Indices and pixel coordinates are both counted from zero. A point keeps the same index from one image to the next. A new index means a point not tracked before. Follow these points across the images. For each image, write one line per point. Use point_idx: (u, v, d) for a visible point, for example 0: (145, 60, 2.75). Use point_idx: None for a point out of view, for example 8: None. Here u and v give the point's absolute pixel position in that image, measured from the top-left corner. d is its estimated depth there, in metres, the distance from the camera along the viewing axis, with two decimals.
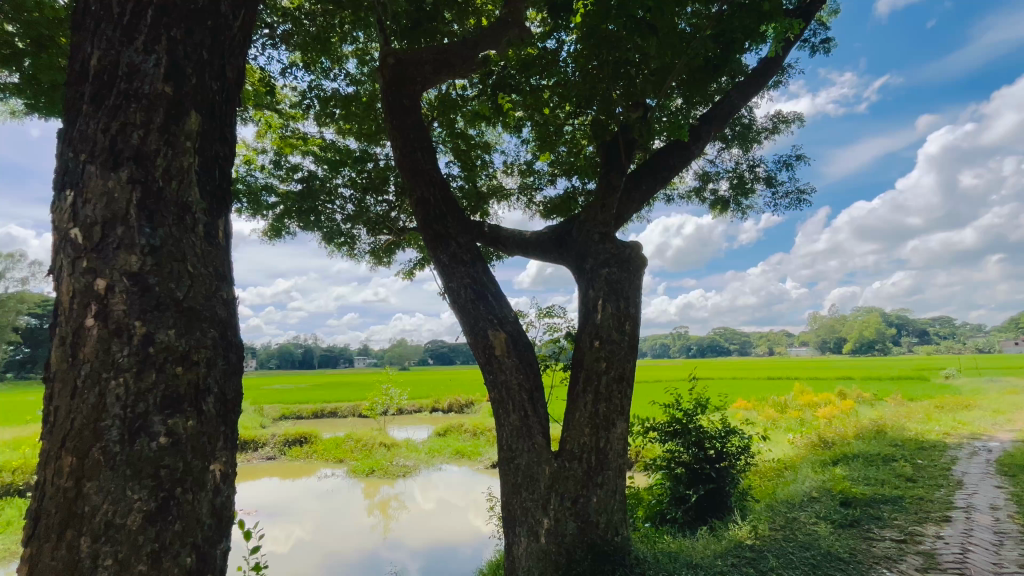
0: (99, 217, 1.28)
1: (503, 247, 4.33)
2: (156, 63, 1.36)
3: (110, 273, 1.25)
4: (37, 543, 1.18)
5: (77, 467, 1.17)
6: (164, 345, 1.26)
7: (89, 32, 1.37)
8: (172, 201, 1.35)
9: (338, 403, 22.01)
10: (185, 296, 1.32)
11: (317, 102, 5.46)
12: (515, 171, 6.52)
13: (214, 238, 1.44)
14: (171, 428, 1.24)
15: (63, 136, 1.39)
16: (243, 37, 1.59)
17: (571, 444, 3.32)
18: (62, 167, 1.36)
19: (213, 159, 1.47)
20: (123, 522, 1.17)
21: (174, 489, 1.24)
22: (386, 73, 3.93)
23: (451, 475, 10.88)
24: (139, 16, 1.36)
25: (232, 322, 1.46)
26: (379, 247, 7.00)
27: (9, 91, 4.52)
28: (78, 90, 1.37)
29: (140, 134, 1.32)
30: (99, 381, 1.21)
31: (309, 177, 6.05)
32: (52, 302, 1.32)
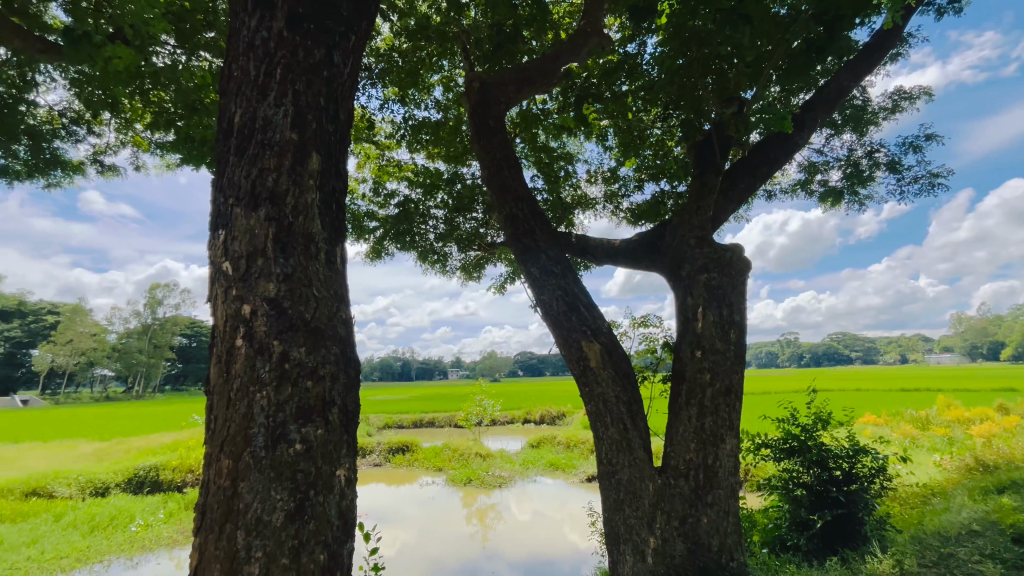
0: (244, 251, 1.47)
1: (592, 257, 4.29)
2: (284, 114, 1.55)
3: (253, 299, 1.44)
4: (203, 534, 1.37)
5: (233, 469, 1.35)
6: (297, 362, 1.42)
7: (232, 94, 1.60)
8: (300, 232, 1.52)
9: (434, 414, 23.00)
10: (313, 316, 1.48)
11: (409, 131, 5.85)
12: (599, 179, 6.47)
13: (333, 264, 1.60)
14: (305, 435, 1.39)
15: (215, 184, 1.63)
16: (352, 82, 1.77)
17: (676, 460, 3.17)
18: (215, 211, 1.59)
19: (331, 193, 1.64)
20: (269, 519, 1.32)
21: (309, 492, 1.37)
22: (473, 97, 4.12)
23: (546, 488, 10.83)
24: (271, 75, 1.56)
25: (351, 339, 1.61)
26: (470, 263, 7.28)
27: (167, 149, 5.42)
28: (225, 144, 1.60)
29: (274, 177, 1.51)
30: (248, 394, 1.39)
31: (404, 201, 6.49)
32: (208, 326, 1.54)
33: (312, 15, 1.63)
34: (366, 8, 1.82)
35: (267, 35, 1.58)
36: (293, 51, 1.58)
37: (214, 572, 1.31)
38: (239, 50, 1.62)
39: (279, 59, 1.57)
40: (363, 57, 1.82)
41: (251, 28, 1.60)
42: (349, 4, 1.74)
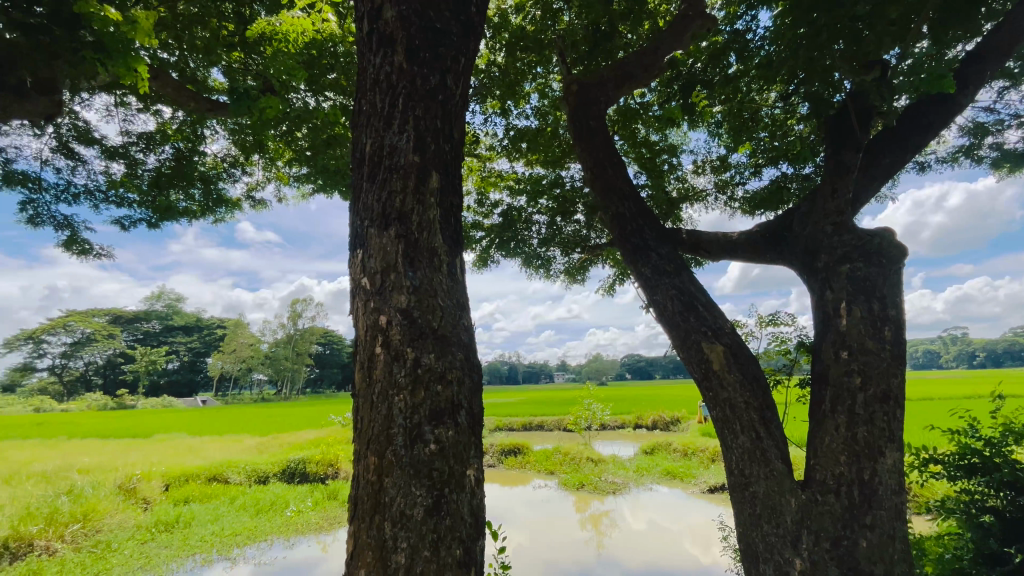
0: (379, 267, 1.62)
1: (707, 252, 4.03)
2: (407, 139, 1.69)
3: (388, 310, 1.57)
4: (356, 524, 1.52)
5: (379, 466, 1.49)
6: (428, 367, 1.53)
7: (363, 127, 1.78)
8: (425, 247, 1.64)
9: (543, 417, 23.21)
10: (439, 325, 1.59)
11: (509, 141, 6.02)
12: (707, 169, 6.08)
13: (455, 275, 1.70)
14: (438, 436, 1.48)
15: (352, 208, 1.82)
16: (463, 101, 1.86)
17: (822, 474, 2.84)
18: (353, 232, 1.78)
19: (450, 208, 1.75)
20: (412, 513, 1.43)
21: (444, 489, 1.46)
22: (571, 100, 4.12)
23: (663, 497, 10.35)
24: (395, 105, 1.71)
25: (474, 345, 1.69)
26: (574, 266, 7.27)
27: (304, 180, 6.21)
28: (358, 172, 1.78)
29: (401, 198, 1.65)
30: (387, 397, 1.52)
31: (507, 210, 6.69)
32: (352, 335, 1.72)
33: (426, 44, 1.75)
34: (474, 30, 1.92)
35: (389, 69, 1.73)
36: (412, 80, 1.72)
37: (367, 558, 1.44)
38: (367, 86, 1.79)
39: (400, 89, 1.71)
40: (472, 76, 1.92)
41: (376, 64, 1.76)
42: (458, 29, 1.84)
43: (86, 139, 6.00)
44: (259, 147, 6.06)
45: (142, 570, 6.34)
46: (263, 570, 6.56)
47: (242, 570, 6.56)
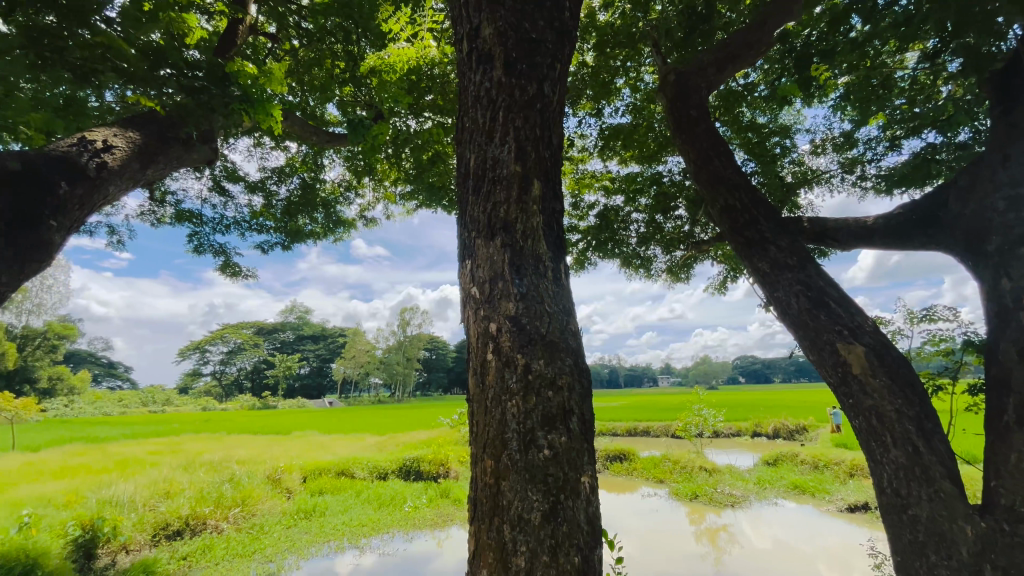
0: (487, 275, 1.68)
1: (834, 241, 3.61)
2: (508, 150, 1.73)
3: (498, 317, 1.62)
4: (476, 524, 1.57)
5: (495, 469, 1.53)
6: (538, 373, 1.55)
7: (467, 143, 1.86)
8: (530, 254, 1.67)
9: (650, 423, 22.32)
10: (547, 330, 1.60)
11: (602, 140, 5.92)
12: (828, 148, 5.47)
13: (560, 281, 1.71)
14: (552, 442, 1.49)
15: (460, 221, 1.90)
16: (559, 107, 1.88)
17: (1008, 499, 2.37)
18: (462, 244, 1.86)
19: (553, 214, 1.77)
20: (529, 518, 1.44)
21: (560, 495, 1.47)
22: (668, 92, 3.94)
23: (790, 513, 9.38)
24: (495, 118, 1.76)
25: (581, 350, 1.69)
26: (677, 264, 6.94)
27: (414, 197, 6.81)
28: (464, 187, 1.86)
29: (505, 208, 1.69)
30: (501, 403, 1.56)
31: (603, 211, 6.57)
32: (464, 342, 1.79)
33: (523, 56, 1.79)
34: (568, 34, 1.92)
35: (489, 85, 1.79)
36: (511, 93, 1.76)
37: (488, 559, 1.48)
38: (468, 103, 1.87)
39: (501, 102, 1.76)
40: (568, 81, 1.92)
41: (476, 82, 1.83)
42: (553, 36, 1.86)
43: (233, 177, 7.02)
44: (370, 171, 6.63)
45: (288, 552, 7.20)
46: (387, 560, 7.08)
47: (369, 558, 7.14)
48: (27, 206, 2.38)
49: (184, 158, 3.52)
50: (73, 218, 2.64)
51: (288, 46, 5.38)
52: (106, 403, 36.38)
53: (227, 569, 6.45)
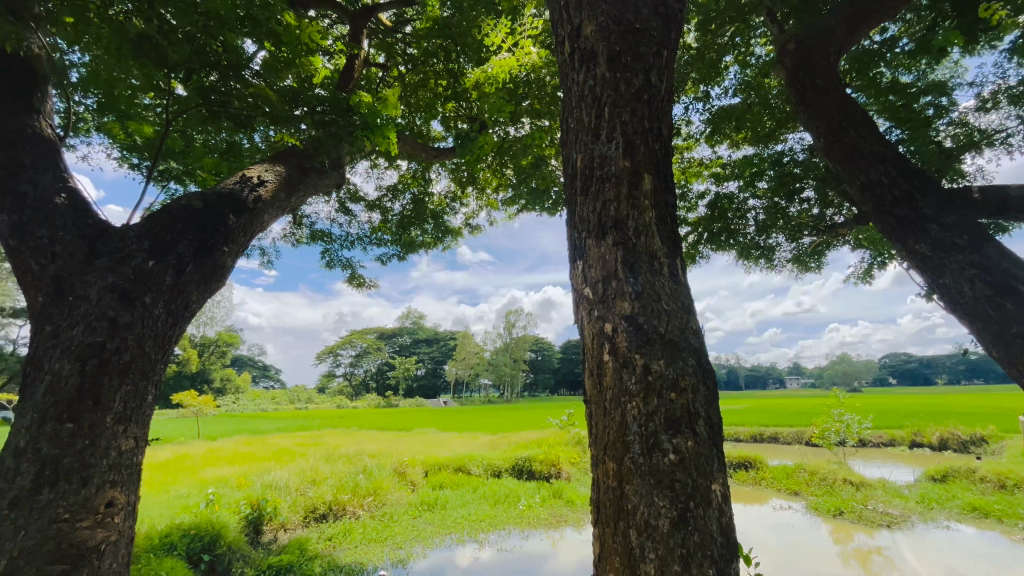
0: (599, 275, 1.65)
1: (1019, 213, 2.98)
2: (616, 146, 1.69)
3: (613, 317, 1.59)
4: (601, 527, 1.55)
5: (618, 472, 1.49)
6: (659, 373, 1.49)
7: (573, 143, 1.85)
8: (644, 251, 1.62)
9: (778, 428, 20.28)
10: (666, 329, 1.54)
11: (709, 126, 5.56)
12: (1001, 101, 4.54)
13: (677, 277, 1.65)
14: (677, 446, 1.43)
15: (568, 222, 1.90)
16: (668, 95, 1.80)
17: None
18: (571, 244, 1.86)
19: (666, 208, 1.70)
20: (657, 524, 1.39)
21: (689, 502, 1.39)
22: (789, 63, 3.71)
23: (967, 539, 7.89)
24: (601, 116, 1.74)
25: (704, 349, 1.61)
26: (805, 251, 6.27)
27: (519, 202, 6.97)
28: (572, 187, 1.85)
29: (615, 206, 1.66)
30: (620, 404, 1.53)
31: (715, 199, 6.14)
32: (579, 343, 1.78)
33: (628, 47, 1.74)
34: (673, 19, 1.84)
35: (592, 83, 1.77)
36: (616, 87, 1.72)
37: (615, 563, 1.45)
38: (572, 104, 1.86)
39: (605, 99, 1.73)
40: (675, 68, 1.84)
41: (579, 81, 1.83)
42: (658, 22, 1.79)
43: (356, 198, 7.79)
44: (474, 181, 6.95)
45: (416, 540, 7.76)
46: (504, 556, 7.29)
47: (487, 552, 7.43)
48: (207, 237, 2.85)
49: (319, 184, 3.94)
50: (239, 244, 3.11)
51: (396, 73, 5.83)
52: (264, 400, 42.45)
53: (365, 553, 7.15)
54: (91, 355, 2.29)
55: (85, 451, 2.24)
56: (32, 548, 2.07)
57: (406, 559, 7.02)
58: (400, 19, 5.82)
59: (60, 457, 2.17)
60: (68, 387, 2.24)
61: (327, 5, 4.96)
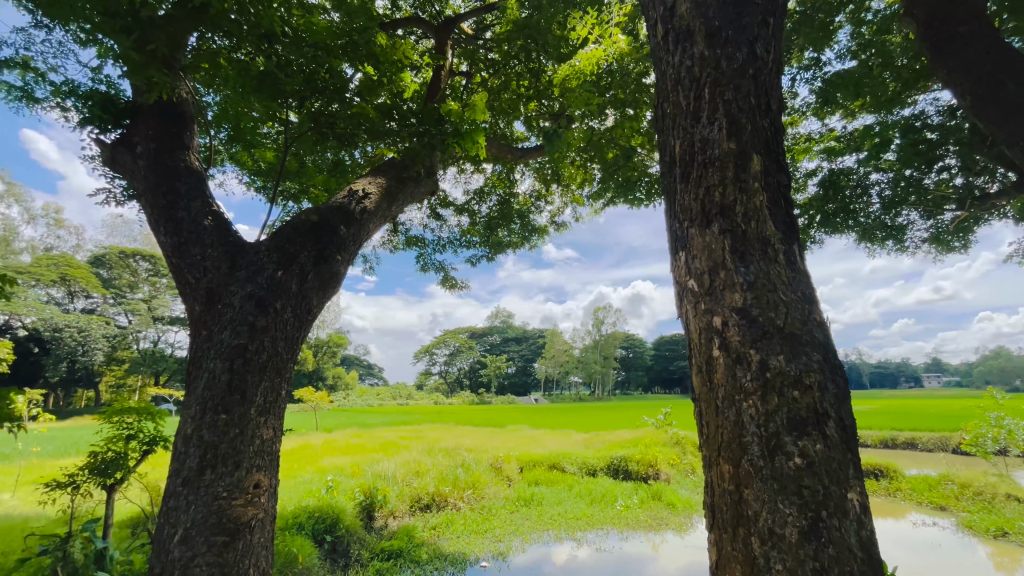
0: (705, 266, 1.56)
1: None
2: (719, 127, 1.59)
3: (723, 310, 1.49)
4: (718, 532, 1.47)
5: (735, 475, 1.40)
6: (778, 370, 1.37)
7: (670, 128, 1.76)
8: (755, 238, 1.50)
9: (916, 433, 17.75)
10: (785, 322, 1.42)
11: (818, 97, 5.02)
12: None
13: (794, 264, 1.51)
14: (804, 449, 1.30)
15: (668, 212, 1.82)
16: (776, 67, 1.66)
17: None
18: (672, 235, 1.79)
19: (778, 189, 1.57)
20: (783, 534, 1.28)
21: (821, 511, 1.26)
22: (919, 16, 3.49)
23: None
24: (701, 97, 1.64)
25: (830, 343, 1.45)
26: (946, 228, 5.44)
27: (606, 195, 6.83)
28: (671, 175, 1.77)
29: (720, 191, 1.56)
30: (734, 403, 1.43)
31: (828, 177, 5.54)
32: (684, 339, 1.70)
33: (729, 21, 1.63)
34: None
35: (690, 63, 1.68)
36: (717, 65, 1.62)
37: (736, 572, 1.36)
38: (667, 88, 1.78)
39: (705, 79, 1.64)
40: (784, 36, 1.69)
41: (675, 63, 1.74)
42: None
43: (446, 204, 8.14)
44: (559, 177, 6.95)
45: (515, 534, 7.93)
46: (603, 556, 7.18)
47: (585, 551, 7.36)
48: (323, 247, 3.14)
49: (416, 193, 4.10)
50: (350, 252, 3.39)
51: (478, 79, 5.99)
52: (370, 396, 45.95)
53: (467, 543, 7.45)
54: (237, 355, 2.64)
55: (236, 438, 2.58)
56: (201, 520, 2.44)
57: (506, 552, 7.19)
58: (481, 26, 5.97)
59: (218, 444, 2.53)
60: (221, 383, 2.60)
61: (413, 22, 5.24)
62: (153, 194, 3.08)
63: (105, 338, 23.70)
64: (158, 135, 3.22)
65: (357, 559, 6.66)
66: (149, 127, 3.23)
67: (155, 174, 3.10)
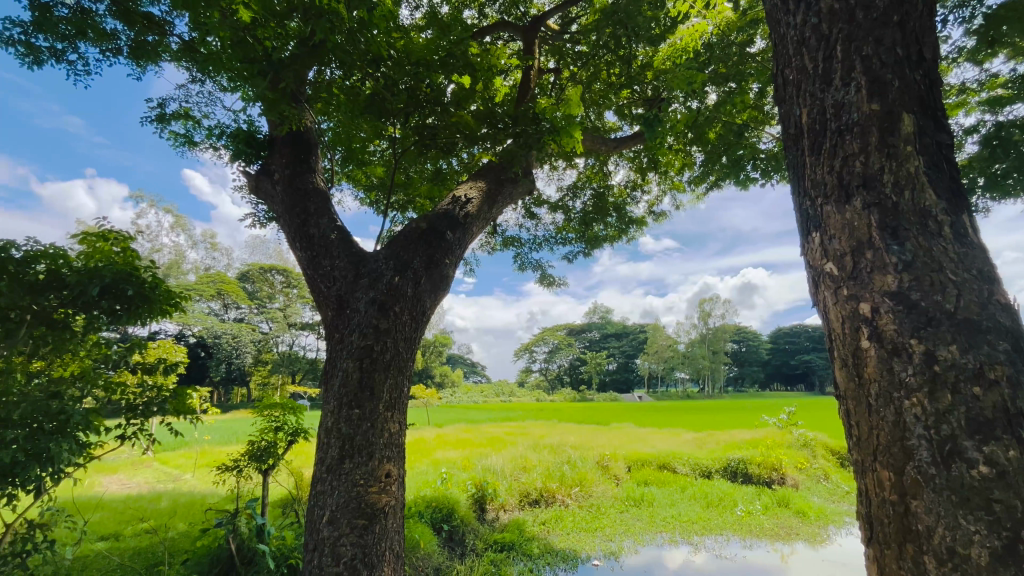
0: (846, 247, 1.39)
1: None
2: (857, 88, 1.40)
3: (872, 296, 1.32)
4: (878, 547, 1.31)
5: (898, 483, 1.24)
6: (950, 363, 1.18)
7: (793, 97, 1.60)
8: (911, 210, 1.30)
9: None
10: (957, 307, 1.21)
11: (974, 38, 4.22)
12: None
13: (965, 237, 1.28)
14: (991, 456, 1.10)
15: (795, 189, 1.65)
16: (926, 10, 1.43)
17: None
18: (801, 215, 1.62)
19: (937, 151, 1.34)
20: (968, 553, 1.10)
21: (1020, 531, 1.06)
22: None
23: None
24: (831, 56, 1.47)
25: (1021, 331, 1.21)
26: None
27: (710, 177, 6.39)
28: (797, 148, 1.60)
29: (862, 160, 1.38)
30: (892, 401, 1.26)
31: (993, 131, 4.64)
32: (823, 329, 1.53)
33: None
34: None
35: (815, 21, 1.51)
36: (850, 17, 1.44)
37: None
38: (788, 52, 1.62)
39: (835, 36, 1.46)
40: None
41: (796, 24, 1.58)
42: None
43: (540, 202, 8.19)
44: (655, 165, 6.67)
45: (626, 535, 7.75)
46: (724, 563, 6.74)
47: (703, 557, 6.96)
48: (433, 253, 3.33)
49: (514, 193, 4.17)
50: (457, 256, 3.55)
51: (567, 74, 5.94)
52: (474, 393, 47.80)
53: (577, 540, 7.43)
54: (366, 355, 2.90)
55: (369, 431, 2.83)
56: (344, 504, 2.72)
57: (618, 552, 7.07)
58: (566, 19, 5.91)
59: (354, 435, 2.81)
60: (354, 380, 2.87)
61: (501, 27, 5.34)
62: (290, 214, 3.49)
63: (252, 343, 27.48)
64: (291, 162, 3.65)
65: (472, 548, 6.92)
66: (283, 156, 3.66)
67: (290, 197, 3.51)
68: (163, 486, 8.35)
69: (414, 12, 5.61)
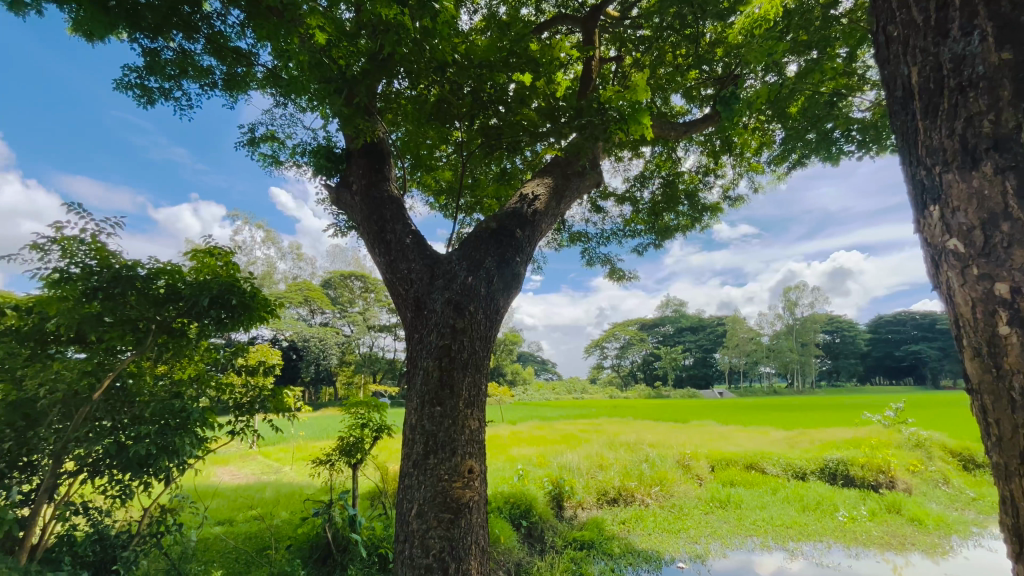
0: (975, 220, 1.23)
1: None
2: (981, 38, 1.22)
3: (1011, 274, 1.15)
4: None
5: None
6: None
7: (899, 56, 1.44)
8: None
9: None
10: None
11: None
12: None
13: None
14: None
15: (905, 159, 1.49)
16: None
17: None
18: (915, 187, 1.45)
19: None
20: None
21: None
22: None
23: None
24: (946, 5, 1.30)
25: None
26: None
27: (795, 154, 5.88)
28: (907, 113, 1.44)
29: (991, 119, 1.20)
30: None
31: None
32: (949, 314, 1.36)
33: None
34: None
35: None
36: None
37: None
38: (891, 7, 1.46)
39: None
40: None
41: None
42: None
43: (606, 195, 8.03)
44: (730, 147, 6.28)
45: (712, 537, 7.40)
46: (825, 572, 6.22)
47: (800, 564, 6.48)
48: (504, 251, 3.37)
49: (582, 187, 4.11)
50: (527, 253, 3.57)
51: (630, 61, 5.76)
52: (546, 390, 47.90)
53: (660, 541, 7.20)
54: (445, 354, 2.99)
55: (450, 428, 2.92)
56: (431, 498, 2.82)
57: (704, 555, 6.76)
58: (626, 4, 5.73)
59: (437, 432, 2.90)
60: (434, 379, 2.97)
61: (560, 21, 5.30)
62: (368, 222, 3.68)
63: (337, 345, 29.40)
64: (367, 172, 3.84)
65: (552, 545, 6.93)
66: (360, 167, 3.87)
67: (368, 206, 3.70)
68: (267, 477, 9.17)
69: (473, 15, 5.72)
